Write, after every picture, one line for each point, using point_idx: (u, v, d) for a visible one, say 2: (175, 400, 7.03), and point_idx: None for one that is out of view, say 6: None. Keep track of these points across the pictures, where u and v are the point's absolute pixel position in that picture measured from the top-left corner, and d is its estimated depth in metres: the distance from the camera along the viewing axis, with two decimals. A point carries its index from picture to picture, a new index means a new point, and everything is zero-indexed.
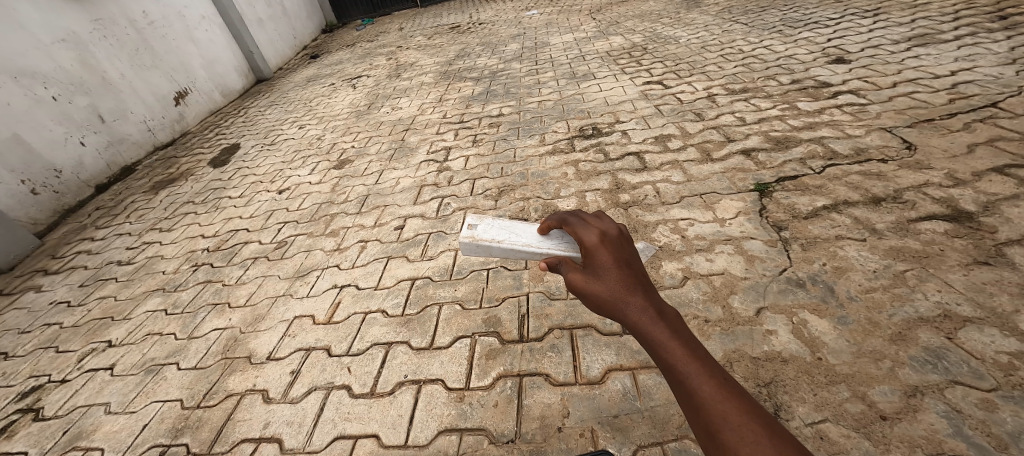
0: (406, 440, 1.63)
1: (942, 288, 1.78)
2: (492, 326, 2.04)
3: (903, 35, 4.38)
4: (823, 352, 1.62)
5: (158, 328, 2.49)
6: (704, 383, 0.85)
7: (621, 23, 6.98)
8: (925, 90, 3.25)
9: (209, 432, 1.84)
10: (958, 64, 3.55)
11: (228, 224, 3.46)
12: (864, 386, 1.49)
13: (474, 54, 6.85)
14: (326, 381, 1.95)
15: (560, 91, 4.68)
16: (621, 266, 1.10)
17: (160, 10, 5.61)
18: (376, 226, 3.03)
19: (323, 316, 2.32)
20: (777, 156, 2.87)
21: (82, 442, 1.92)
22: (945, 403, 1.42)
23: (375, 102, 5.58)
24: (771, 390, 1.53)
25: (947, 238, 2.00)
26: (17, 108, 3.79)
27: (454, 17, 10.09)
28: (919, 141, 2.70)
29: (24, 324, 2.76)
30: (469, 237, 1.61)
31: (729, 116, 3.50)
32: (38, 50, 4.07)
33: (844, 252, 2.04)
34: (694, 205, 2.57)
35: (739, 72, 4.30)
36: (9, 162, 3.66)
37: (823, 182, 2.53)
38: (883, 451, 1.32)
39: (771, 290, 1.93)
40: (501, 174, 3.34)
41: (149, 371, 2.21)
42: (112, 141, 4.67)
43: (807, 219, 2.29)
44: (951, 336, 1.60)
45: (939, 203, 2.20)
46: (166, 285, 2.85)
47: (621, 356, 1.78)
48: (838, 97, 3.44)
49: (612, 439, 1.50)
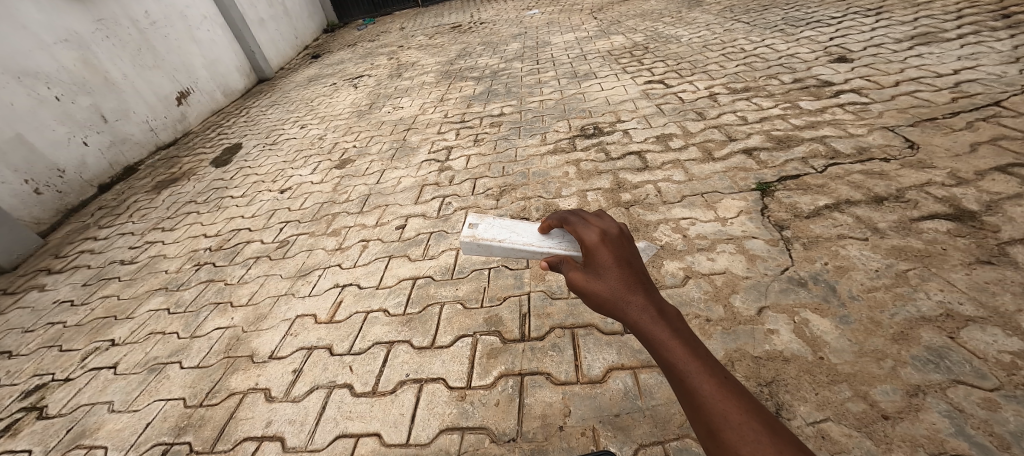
0: (408, 439, 1.64)
1: (944, 288, 1.77)
2: (493, 326, 2.05)
3: (905, 34, 4.36)
4: (824, 352, 1.62)
5: (160, 327, 2.50)
6: (704, 382, 0.85)
7: (622, 22, 6.97)
8: (927, 89, 3.24)
9: (211, 430, 1.85)
10: (961, 63, 3.54)
11: (230, 224, 3.47)
12: (866, 385, 1.49)
13: (475, 54, 6.85)
14: (327, 380, 1.95)
15: (561, 90, 4.67)
16: (621, 265, 1.10)
17: (162, 10, 5.62)
18: (378, 225, 3.03)
19: (324, 315, 2.33)
20: (779, 155, 2.87)
21: (85, 441, 1.92)
22: (947, 403, 1.41)
23: (376, 102, 5.59)
24: (772, 390, 1.53)
25: (949, 238, 1.99)
26: (20, 108, 3.81)
27: (455, 17, 10.08)
28: (921, 140, 2.69)
29: (28, 323, 2.77)
30: (469, 237, 1.61)
31: (730, 115, 3.50)
32: (40, 50, 4.09)
33: (846, 252, 2.03)
34: (695, 205, 2.57)
35: (740, 71, 4.29)
36: (13, 162, 3.68)
37: (824, 182, 2.52)
38: (885, 451, 1.32)
39: (772, 290, 1.92)
40: (502, 173, 3.34)
41: (152, 370, 2.22)
42: (114, 141, 4.69)
43: (808, 219, 2.28)
44: (953, 336, 1.60)
45: (941, 203, 2.19)
46: (169, 285, 2.86)
47: (622, 356, 1.78)
48: (839, 96, 3.44)
49: (613, 438, 1.50)
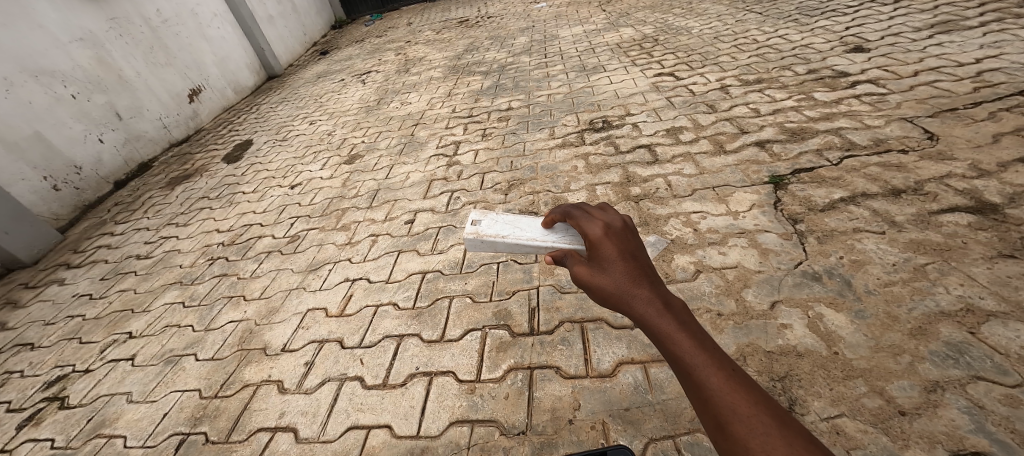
0: (419, 430, 1.65)
1: (965, 282, 1.73)
2: (502, 319, 2.05)
3: (925, 22, 4.24)
4: (839, 347, 1.59)
5: (176, 320, 2.55)
6: (712, 375, 0.83)
7: (632, 14, 6.88)
8: (948, 78, 3.15)
9: (227, 421, 1.88)
10: (984, 51, 3.43)
11: (243, 219, 3.52)
12: (883, 381, 1.46)
13: (483, 49, 6.81)
14: (339, 372, 1.98)
15: (570, 84, 4.64)
16: (626, 258, 1.09)
17: (173, 8, 5.68)
18: (387, 220, 3.05)
19: (335, 309, 2.35)
20: (792, 147, 2.81)
21: (106, 430, 1.98)
22: (967, 399, 1.38)
23: (384, 97, 5.60)
24: (785, 385, 1.51)
25: (970, 231, 1.94)
26: (38, 106, 3.89)
27: (462, 11, 10.03)
28: (942, 131, 2.61)
29: (49, 316, 2.85)
30: (473, 234, 1.63)
31: (742, 107, 3.44)
32: (56, 49, 4.16)
33: (862, 246, 1.99)
34: (706, 198, 2.54)
35: (753, 62, 4.22)
36: (31, 159, 3.77)
37: (840, 174, 2.47)
38: (902, 447, 1.30)
39: (785, 284, 1.90)
40: (511, 168, 3.34)
41: (169, 362, 2.27)
42: (129, 138, 4.77)
43: (823, 212, 2.24)
44: (973, 332, 1.56)
45: (962, 195, 2.13)
46: (184, 279, 2.92)
47: (632, 349, 1.77)
48: (856, 86, 3.35)
49: (623, 432, 1.49)
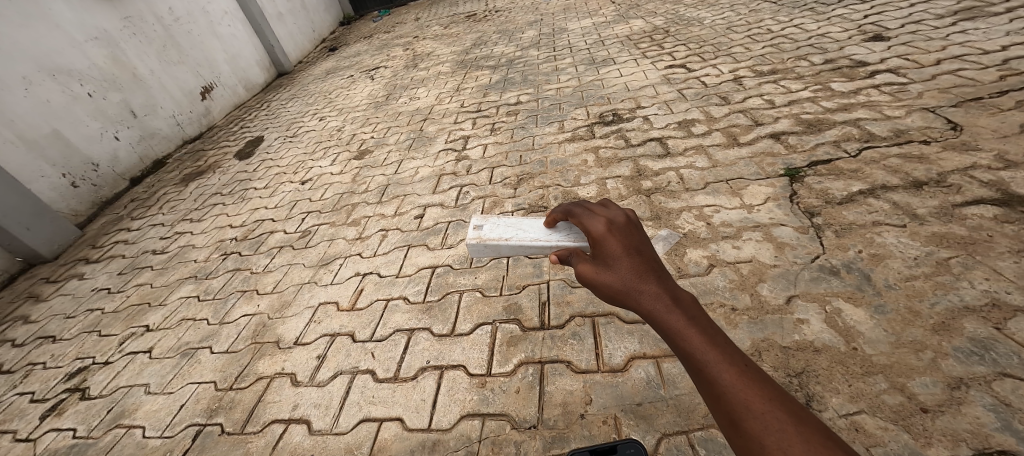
0: (430, 424, 1.66)
1: (990, 276, 1.67)
2: (512, 314, 2.04)
3: (948, 9, 4.10)
4: (858, 343, 1.55)
5: (192, 313, 2.60)
6: (724, 371, 0.81)
7: (641, 6, 6.77)
8: (973, 67, 3.04)
9: (242, 412, 1.91)
10: (1011, 38, 3.31)
11: (254, 214, 3.55)
12: (903, 377, 1.43)
13: (490, 43, 6.76)
14: (351, 366, 1.99)
15: (579, 77, 4.59)
16: (631, 254, 1.07)
17: (185, 7, 5.75)
18: (397, 215, 3.05)
19: (347, 303, 2.37)
20: (809, 139, 2.75)
21: (126, 420, 2.02)
22: (992, 397, 1.34)
23: (393, 93, 5.61)
24: (802, 381, 1.48)
25: (996, 224, 1.87)
26: (56, 104, 3.98)
27: (470, 5, 9.95)
28: (966, 120, 2.53)
29: (70, 310, 2.92)
30: (476, 238, 1.62)
31: (757, 98, 3.37)
32: (73, 48, 4.24)
33: (882, 239, 1.94)
34: (719, 191, 2.50)
35: (767, 53, 4.12)
36: (51, 157, 3.85)
37: (859, 166, 2.41)
38: (924, 445, 1.26)
39: (802, 278, 1.86)
40: (520, 162, 3.32)
41: (185, 355, 2.31)
42: (144, 136, 4.84)
43: (841, 205, 2.19)
44: (999, 328, 1.51)
45: (987, 187, 2.06)
46: (198, 273, 2.96)
47: (644, 344, 1.75)
48: (875, 76, 3.26)
49: (635, 427, 1.48)
